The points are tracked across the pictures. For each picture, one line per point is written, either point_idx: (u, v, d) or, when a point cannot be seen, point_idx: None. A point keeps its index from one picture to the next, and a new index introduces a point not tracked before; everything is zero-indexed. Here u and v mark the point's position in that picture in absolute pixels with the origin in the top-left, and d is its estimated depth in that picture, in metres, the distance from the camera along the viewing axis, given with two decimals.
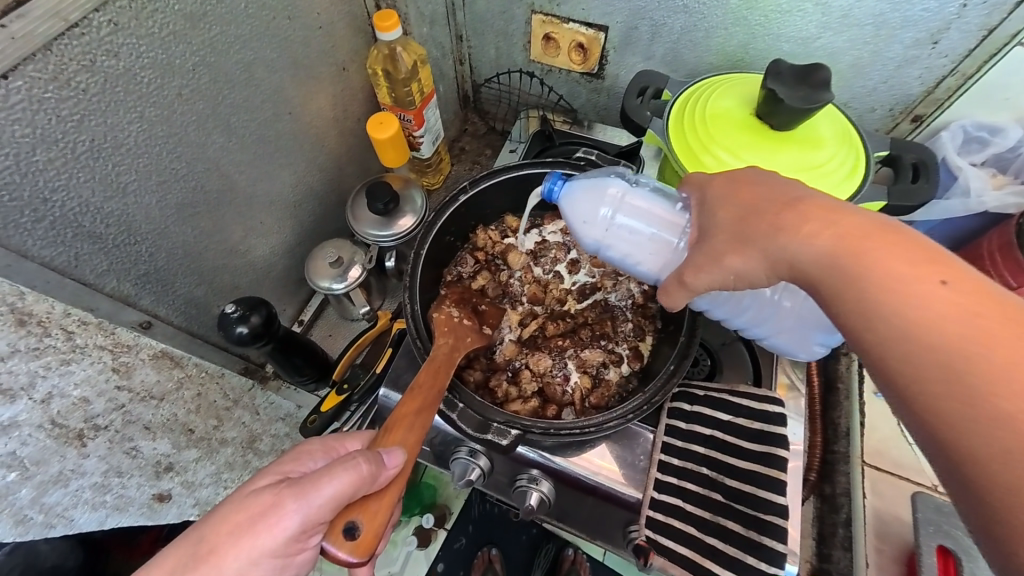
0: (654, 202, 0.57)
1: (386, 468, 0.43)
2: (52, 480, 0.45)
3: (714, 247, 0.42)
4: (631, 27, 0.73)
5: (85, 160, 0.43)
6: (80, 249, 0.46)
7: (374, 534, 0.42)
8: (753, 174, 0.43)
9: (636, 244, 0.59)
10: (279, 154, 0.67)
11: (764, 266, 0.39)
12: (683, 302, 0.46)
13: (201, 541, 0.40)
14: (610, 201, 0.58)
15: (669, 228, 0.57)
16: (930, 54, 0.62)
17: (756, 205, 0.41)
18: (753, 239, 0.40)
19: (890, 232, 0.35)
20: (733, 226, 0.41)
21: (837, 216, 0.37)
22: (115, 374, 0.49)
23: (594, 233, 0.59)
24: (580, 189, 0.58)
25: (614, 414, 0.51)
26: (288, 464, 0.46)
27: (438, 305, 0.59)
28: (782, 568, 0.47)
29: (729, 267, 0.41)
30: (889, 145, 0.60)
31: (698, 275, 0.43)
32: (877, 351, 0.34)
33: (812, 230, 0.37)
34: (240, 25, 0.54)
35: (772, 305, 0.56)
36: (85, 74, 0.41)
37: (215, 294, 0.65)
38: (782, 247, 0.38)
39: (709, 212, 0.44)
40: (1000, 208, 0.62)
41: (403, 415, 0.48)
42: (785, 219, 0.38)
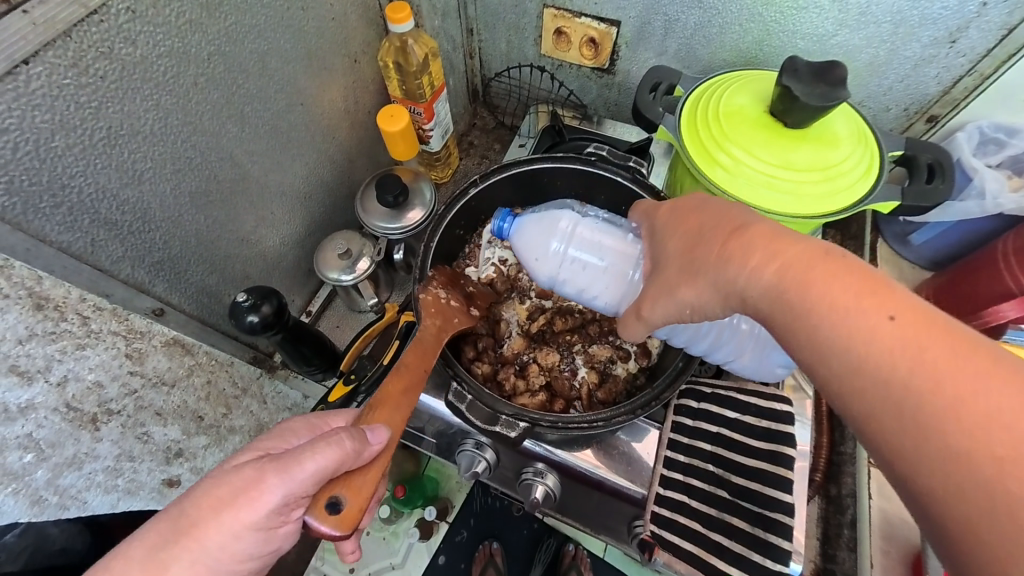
0: (605, 235, 0.59)
1: (371, 445, 0.44)
2: (67, 462, 0.46)
3: (668, 278, 0.43)
4: (645, 22, 0.73)
5: (102, 147, 0.44)
6: (97, 234, 0.46)
7: (358, 509, 0.42)
8: (700, 207, 0.45)
9: (591, 276, 0.59)
10: (291, 145, 0.67)
11: (714, 299, 0.40)
12: (641, 334, 0.46)
13: (181, 516, 0.40)
14: (562, 234, 0.59)
15: (622, 260, 0.58)
16: (948, 53, 0.62)
17: (704, 236, 0.42)
18: (702, 270, 0.40)
19: (831, 260, 0.34)
20: (684, 258, 0.43)
21: (779, 245, 0.37)
22: (128, 360, 0.50)
23: (548, 267, 0.60)
24: (531, 225, 0.60)
25: (623, 409, 0.51)
26: (270, 441, 0.47)
27: (423, 286, 0.56)
28: (789, 565, 0.47)
29: (682, 299, 0.42)
30: (904, 145, 0.60)
31: (654, 307, 0.44)
32: (832, 384, 0.33)
33: (759, 261, 0.37)
34: (256, 15, 0.54)
35: (730, 330, 0.55)
36: (104, 61, 0.41)
37: (227, 283, 0.66)
38: (730, 280, 0.38)
39: (662, 242, 0.46)
40: (1017, 209, 0.60)
41: (389, 394, 0.49)
42: (729, 251, 0.39)
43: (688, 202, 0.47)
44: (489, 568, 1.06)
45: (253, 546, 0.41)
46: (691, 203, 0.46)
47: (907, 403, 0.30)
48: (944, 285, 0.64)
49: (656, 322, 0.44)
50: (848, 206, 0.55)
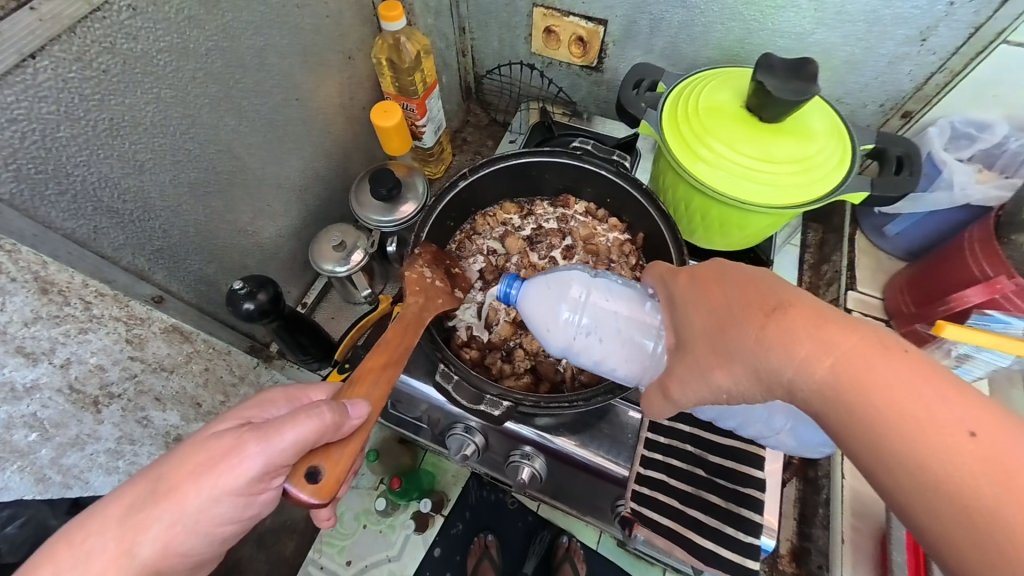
0: (621, 303, 0.55)
1: (351, 419, 0.46)
2: (70, 443, 0.49)
3: (697, 359, 0.39)
4: (631, 20, 0.75)
5: (105, 138, 0.46)
6: (99, 222, 0.48)
7: (336, 480, 0.45)
8: (723, 276, 0.40)
9: (608, 349, 0.53)
10: (288, 138, 0.69)
11: (751, 385, 0.36)
12: (668, 414, 0.43)
13: (160, 479, 0.42)
14: (574, 302, 0.55)
15: (640, 329, 0.53)
16: (920, 51, 0.64)
17: (732, 315, 0.37)
18: (737, 355, 0.36)
19: (886, 350, 0.30)
20: (712, 337, 0.38)
21: (826, 330, 0.32)
22: (129, 345, 0.52)
23: (560, 337, 0.55)
24: (539, 291, 0.55)
25: (600, 390, 0.53)
26: (249, 410, 0.49)
27: (409, 263, 0.59)
28: (759, 538, 0.50)
29: (717, 385, 0.38)
30: (875, 139, 0.62)
31: (682, 391, 0.40)
32: (892, 498, 0.28)
33: (798, 346, 0.33)
34: (253, 12, 0.56)
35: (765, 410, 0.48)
36: (107, 55, 0.43)
37: (225, 272, 0.68)
38: (771, 369, 0.34)
39: (685, 316, 0.42)
40: (982, 200, 0.63)
41: (368, 369, 0.51)
42: (759, 331, 0.35)
43: (709, 269, 0.42)
44: (484, 560, 1.09)
45: (232, 511, 0.43)
46: (713, 270, 0.42)
47: (988, 541, 0.25)
48: (917, 275, 0.67)
49: (687, 404, 0.41)
50: (821, 196, 0.58)
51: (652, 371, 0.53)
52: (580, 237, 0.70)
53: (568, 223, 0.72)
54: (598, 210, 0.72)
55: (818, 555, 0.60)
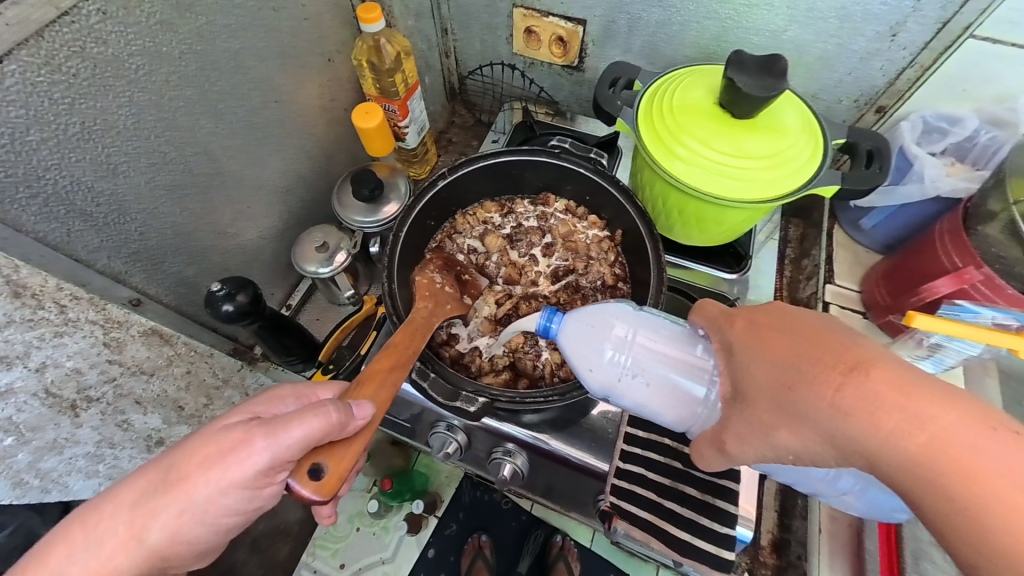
0: (670, 344, 0.51)
1: (356, 419, 0.46)
2: (47, 447, 0.49)
3: (761, 419, 0.37)
4: (610, 20, 0.76)
5: (76, 141, 0.46)
6: (73, 225, 0.48)
7: (338, 478, 0.45)
8: (783, 327, 0.38)
9: (656, 393, 0.51)
10: (268, 141, 0.70)
11: (823, 450, 0.34)
12: (720, 466, 0.42)
13: (172, 468, 0.43)
14: (618, 343, 0.52)
15: (692, 373, 0.50)
16: (891, 47, 0.65)
17: (805, 376, 0.35)
18: (809, 419, 0.34)
19: (976, 425, 0.30)
20: (777, 396, 0.36)
21: (915, 402, 0.31)
22: (107, 349, 0.52)
23: (604, 380, 0.52)
24: (580, 328, 0.52)
25: (577, 385, 0.53)
26: (259, 405, 0.49)
27: (421, 269, 0.62)
28: (734, 528, 0.52)
29: (782, 444, 0.36)
30: (846, 134, 0.63)
31: (743, 447, 0.39)
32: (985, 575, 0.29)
33: (888, 420, 0.31)
34: (227, 15, 0.56)
35: (831, 474, 0.47)
36: (76, 59, 0.44)
37: (206, 274, 0.68)
38: (854, 438, 0.32)
39: (741, 367, 0.39)
40: (951, 192, 0.64)
41: (376, 371, 0.51)
42: (842, 399, 0.33)
43: (765, 318, 0.40)
44: (479, 561, 1.08)
45: (237, 502, 0.43)
46: (772, 320, 0.40)
47: None
48: (893, 267, 0.68)
49: (742, 458, 0.40)
50: (794, 189, 0.58)
51: (701, 420, 0.50)
52: (559, 235, 0.71)
53: (547, 220, 0.73)
54: (578, 207, 0.72)
55: (797, 546, 0.61)
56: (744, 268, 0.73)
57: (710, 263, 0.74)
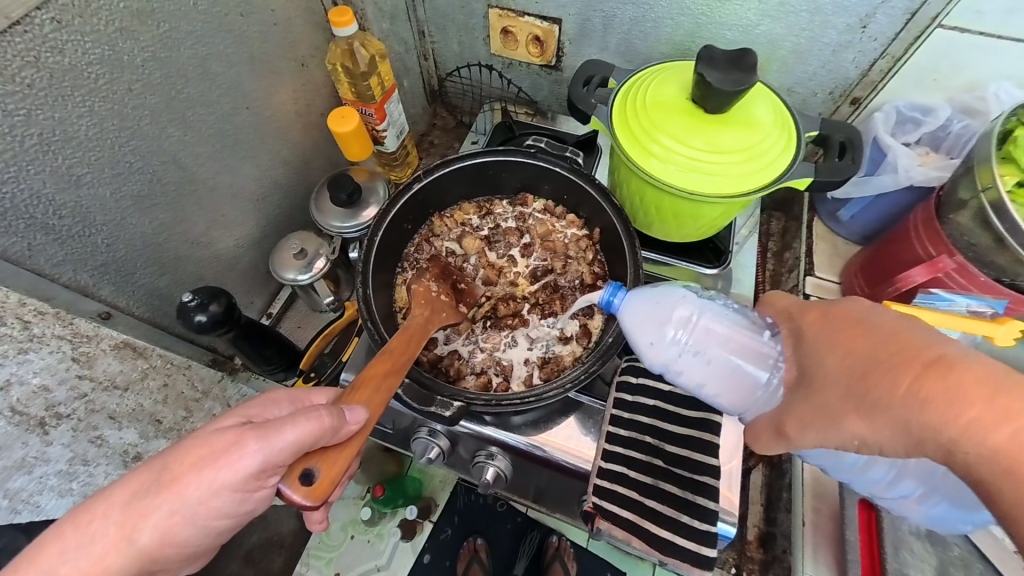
0: (733, 329, 0.51)
1: (349, 423, 0.44)
2: (16, 465, 0.47)
3: (829, 406, 0.38)
4: (584, 19, 0.76)
5: (34, 153, 0.45)
6: (34, 239, 0.47)
7: (331, 482, 0.43)
8: (867, 323, 0.39)
9: (715, 374, 0.51)
10: (240, 148, 0.69)
11: (896, 439, 0.34)
12: (781, 452, 0.42)
13: (164, 469, 0.42)
14: (682, 322, 0.51)
15: (754, 359, 0.50)
16: (861, 38, 0.65)
17: (884, 366, 0.36)
18: (883, 406, 0.35)
19: None
20: (852, 384, 0.37)
21: (1001, 397, 0.30)
22: (76, 363, 0.51)
23: (663, 358, 0.52)
24: (645, 306, 0.51)
25: (554, 385, 0.53)
26: (252, 408, 0.48)
27: (417, 277, 0.62)
28: (715, 524, 0.51)
29: (849, 431, 0.36)
30: (819, 125, 0.63)
31: (805, 432, 0.39)
32: None
33: (967, 412, 0.31)
34: (192, 21, 0.55)
35: (887, 475, 0.46)
36: (30, 69, 0.43)
37: (179, 285, 0.67)
38: (928, 426, 0.32)
39: (816, 356, 0.40)
40: (924, 181, 0.65)
41: (370, 376, 0.49)
42: (918, 389, 0.33)
43: (848, 313, 0.40)
44: (474, 564, 1.07)
45: (229, 505, 0.42)
46: (854, 315, 0.40)
47: None
48: (871, 256, 0.68)
49: (806, 446, 0.40)
50: (767, 183, 0.58)
51: (760, 404, 0.49)
52: (537, 235, 0.71)
53: (526, 221, 0.72)
54: (556, 207, 0.72)
55: (783, 539, 0.62)
56: (723, 262, 0.73)
57: (690, 259, 0.74)
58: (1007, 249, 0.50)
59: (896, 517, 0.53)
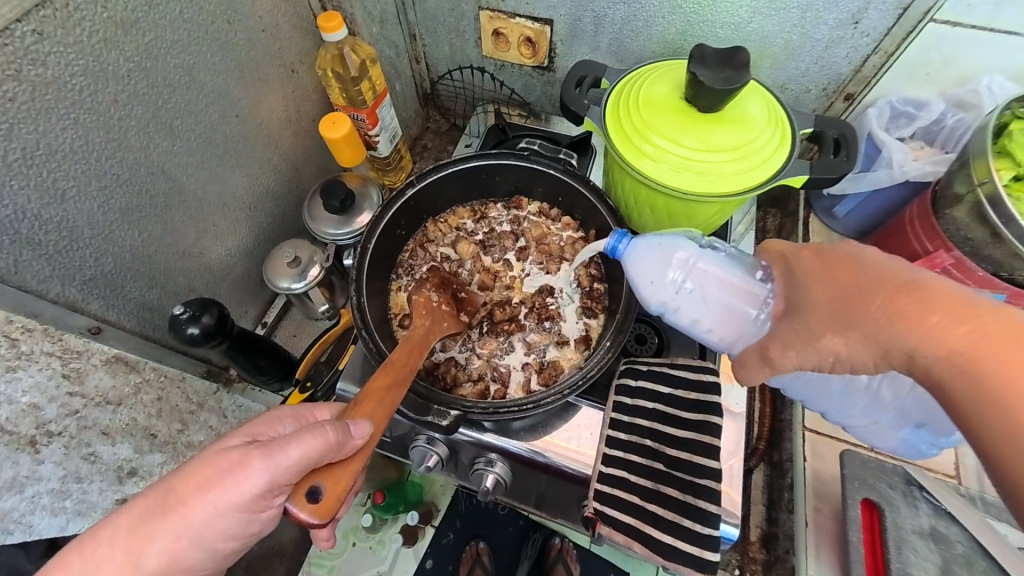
0: (728, 272, 0.56)
1: (354, 438, 0.43)
2: (7, 486, 0.46)
3: (811, 326, 0.41)
4: (576, 19, 0.75)
5: (17, 168, 0.44)
6: (19, 255, 0.47)
7: (337, 498, 0.43)
8: (852, 259, 0.42)
9: (707, 310, 0.56)
10: (230, 157, 0.68)
11: (868, 352, 0.38)
12: (762, 378, 0.44)
13: (169, 492, 0.41)
14: (682, 264, 0.56)
15: (745, 298, 0.55)
16: (854, 34, 0.65)
17: (865, 291, 0.39)
18: (859, 323, 0.39)
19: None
20: (834, 306, 0.40)
21: (967, 315, 0.35)
22: (66, 380, 0.50)
23: (662, 296, 0.56)
24: (650, 248, 0.55)
25: (553, 391, 0.53)
26: (257, 426, 0.48)
27: (417, 288, 0.61)
28: (717, 527, 0.50)
29: (827, 349, 0.40)
30: (813, 122, 0.63)
31: (787, 354, 0.42)
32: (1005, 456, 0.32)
33: (937, 324, 0.36)
34: (177, 30, 0.55)
35: (865, 403, 0.54)
36: (11, 83, 0.42)
37: (170, 297, 0.66)
38: (898, 337, 0.37)
39: (802, 287, 0.43)
40: (919, 176, 0.65)
41: (374, 389, 0.48)
42: (897, 309, 0.37)
43: (839, 250, 0.43)
44: (477, 568, 1.06)
45: (234, 526, 0.42)
46: (843, 252, 0.43)
47: None
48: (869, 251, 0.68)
49: (786, 367, 0.42)
50: (763, 181, 0.58)
51: (748, 337, 0.54)
52: (532, 238, 0.71)
53: (520, 224, 0.72)
54: (550, 209, 0.71)
55: (785, 540, 0.61)
56: None
57: None
58: (1003, 243, 0.50)
59: (898, 515, 0.53)
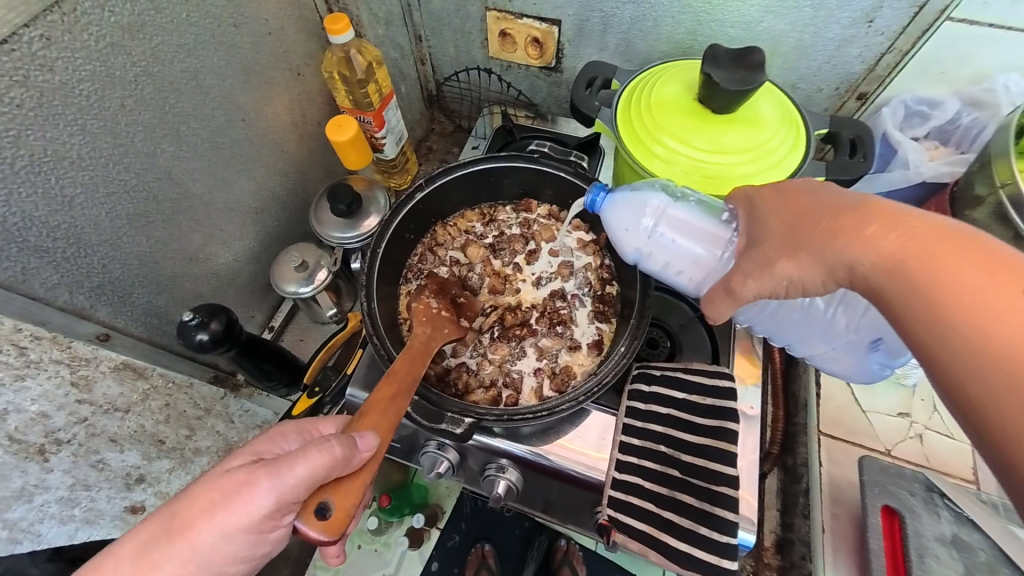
0: (698, 216, 0.58)
1: (360, 451, 0.43)
2: (15, 496, 0.46)
3: (765, 254, 0.42)
4: (583, 19, 0.75)
5: (25, 175, 0.44)
6: (28, 263, 0.46)
7: (346, 514, 0.42)
8: (806, 190, 0.42)
9: (679, 255, 0.60)
10: (236, 161, 0.67)
11: (817, 272, 0.39)
12: (729, 312, 0.46)
13: (174, 517, 0.41)
14: (653, 213, 0.58)
15: (712, 240, 0.57)
16: (867, 32, 0.64)
17: (812, 214, 0.40)
18: (807, 245, 0.39)
19: (960, 240, 0.33)
20: (787, 232, 0.41)
21: (903, 223, 0.35)
22: (75, 388, 0.49)
23: (635, 243, 0.60)
24: (621, 202, 0.58)
25: (567, 398, 0.52)
26: (261, 444, 0.47)
27: (416, 295, 0.61)
28: (735, 535, 0.49)
29: (780, 273, 0.41)
30: (827, 123, 0.62)
31: (747, 283, 0.43)
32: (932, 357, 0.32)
33: (870, 235, 0.36)
34: (183, 34, 0.54)
35: (821, 326, 0.58)
36: (18, 89, 0.42)
37: (177, 303, 0.65)
38: (839, 252, 0.37)
39: (760, 219, 0.44)
40: (936, 177, 0.64)
41: (377, 400, 0.48)
42: (840, 225, 0.38)
43: (796, 184, 0.43)
44: (482, 570, 1.06)
45: (243, 548, 0.41)
46: (799, 185, 0.43)
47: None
48: None
49: (749, 297, 0.44)
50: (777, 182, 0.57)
51: (715, 276, 0.58)
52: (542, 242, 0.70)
53: (530, 227, 0.71)
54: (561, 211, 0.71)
55: (801, 546, 0.61)
56: None
57: None
58: None
59: (919, 523, 0.52)
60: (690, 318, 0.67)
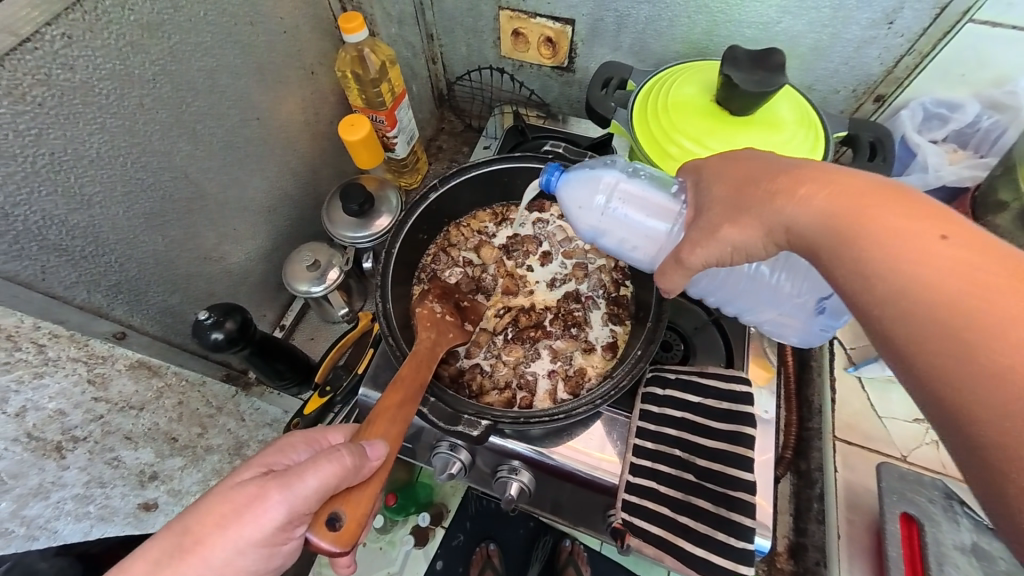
0: (649, 190, 0.56)
1: (370, 460, 0.43)
2: (32, 492, 0.45)
3: (710, 221, 0.41)
4: (597, 18, 0.74)
5: (45, 173, 0.44)
6: (47, 261, 0.46)
7: (358, 525, 0.42)
8: (746, 157, 0.42)
9: (632, 230, 0.58)
10: (250, 159, 0.67)
11: (761, 237, 0.38)
12: (681, 282, 0.44)
13: (185, 532, 0.40)
14: (605, 189, 0.57)
15: (662, 214, 0.56)
16: (886, 34, 0.63)
17: (754, 177, 0.39)
18: (751, 209, 0.38)
19: (891, 192, 0.34)
20: (732, 198, 0.40)
21: (838, 179, 0.36)
22: (91, 386, 0.49)
23: (589, 221, 0.59)
24: (575, 179, 0.57)
25: (582, 401, 0.52)
26: (271, 455, 0.47)
27: (418, 300, 0.60)
28: (752, 541, 0.48)
29: (726, 239, 0.40)
30: (846, 125, 0.61)
31: (695, 252, 0.41)
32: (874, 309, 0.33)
33: (806, 194, 0.36)
34: (201, 33, 0.54)
35: (767, 291, 0.60)
36: (41, 87, 0.42)
37: (191, 302, 0.66)
38: (782, 214, 0.37)
39: (705, 187, 0.43)
40: (957, 181, 0.65)
41: (383, 409, 0.48)
42: (780, 185, 0.38)
43: (736, 152, 0.43)
44: (487, 570, 1.06)
45: (255, 563, 0.41)
46: (740, 153, 0.43)
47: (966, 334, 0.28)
48: None
49: (696, 266, 0.42)
50: None
51: (667, 250, 0.57)
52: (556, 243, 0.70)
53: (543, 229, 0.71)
54: None
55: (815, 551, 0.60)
56: None
57: None
58: None
59: (938, 531, 0.52)
60: (704, 321, 0.66)
